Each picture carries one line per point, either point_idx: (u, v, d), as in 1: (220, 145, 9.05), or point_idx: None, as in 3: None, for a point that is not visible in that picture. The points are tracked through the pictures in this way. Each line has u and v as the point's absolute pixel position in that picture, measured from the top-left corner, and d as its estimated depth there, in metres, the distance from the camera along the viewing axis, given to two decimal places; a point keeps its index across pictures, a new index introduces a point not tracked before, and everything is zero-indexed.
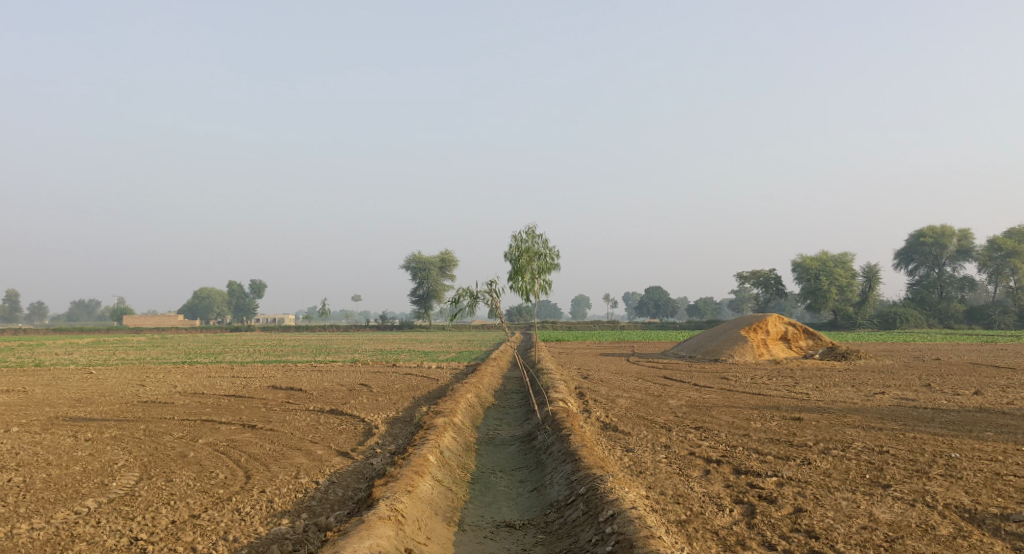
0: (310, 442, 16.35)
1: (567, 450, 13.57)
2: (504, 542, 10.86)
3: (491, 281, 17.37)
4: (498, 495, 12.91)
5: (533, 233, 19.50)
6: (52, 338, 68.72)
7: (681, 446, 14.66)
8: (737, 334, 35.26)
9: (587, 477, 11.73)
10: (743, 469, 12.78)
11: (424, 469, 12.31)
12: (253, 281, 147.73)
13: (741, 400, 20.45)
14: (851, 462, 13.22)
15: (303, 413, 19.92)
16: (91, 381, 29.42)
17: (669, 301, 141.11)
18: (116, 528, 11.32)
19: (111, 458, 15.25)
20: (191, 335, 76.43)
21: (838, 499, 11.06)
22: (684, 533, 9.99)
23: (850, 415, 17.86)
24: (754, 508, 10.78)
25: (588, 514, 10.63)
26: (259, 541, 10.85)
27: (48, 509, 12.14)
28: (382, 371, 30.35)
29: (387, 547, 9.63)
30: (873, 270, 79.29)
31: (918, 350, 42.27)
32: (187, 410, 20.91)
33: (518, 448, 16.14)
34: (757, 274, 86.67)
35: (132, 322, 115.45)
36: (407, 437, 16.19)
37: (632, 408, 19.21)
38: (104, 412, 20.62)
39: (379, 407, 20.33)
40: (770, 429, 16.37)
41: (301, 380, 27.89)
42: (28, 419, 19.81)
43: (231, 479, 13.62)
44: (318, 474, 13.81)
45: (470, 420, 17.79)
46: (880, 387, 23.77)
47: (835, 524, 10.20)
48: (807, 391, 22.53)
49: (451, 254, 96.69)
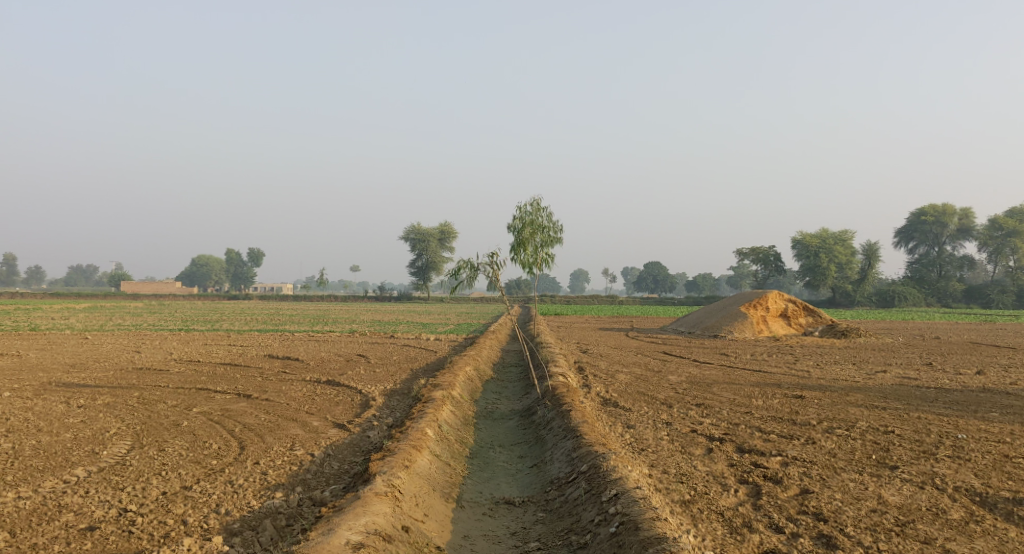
0: (306, 413, 16.09)
1: (568, 426, 13.29)
2: (504, 520, 10.60)
3: (493, 253, 16.95)
4: (497, 471, 12.66)
5: (538, 205, 19.09)
6: (50, 302, 68.31)
7: (682, 423, 14.40)
8: (737, 310, 34.95)
9: (589, 454, 11.44)
10: (747, 447, 12.51)
11: (422, 443, 12.01)
12: (252, 250, 147.20)
13: (742, 377, 20.22)
14: (857, 442, 12.96)
15: (299, 383, 19.67)
16: (87, 347, 29.15)
17: (668, 277, 140.50)
18: (105, 498, 11.05)
19: (103, 426, 14.96)
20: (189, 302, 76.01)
21: (845, 481, 10.80)
22: (688, 514, 9.73)
23: (852, 394, 17.62)
24: (759, 489, 10.53)
25: (589, 492, 10.37)
26: (252, 515, 10.56)
27: (36, 477, 11.85)
28: (380, 342, 30.07)
29: (383, 525, 9.34)
30: (873, 247, 78.86)
31: (917, 329, 41.95)
32: (182, 378, 20.65)
33: (517, 423, 15.88)
34: (757, 251, 86.25)
35: (130, 288, 114.66)
36: (404, 410, 15.91)
37: (632, 383, 18.98)
38: (98, 379, 20.32)
39: (376, 379, 20.07)
40: (771, 406, 16.13)
41: (298, 350, 27.65)
42: (21, 384, 19.54)
43: (225, 450, 13.36)
44: (313, 446, 13.56)
45: (469, 393, 17.52)
46: (881, 366, 23.51)
47: (843, 507, 9.94)
48: (807, 368, 22.28)
49: (451, 226, 96.15)
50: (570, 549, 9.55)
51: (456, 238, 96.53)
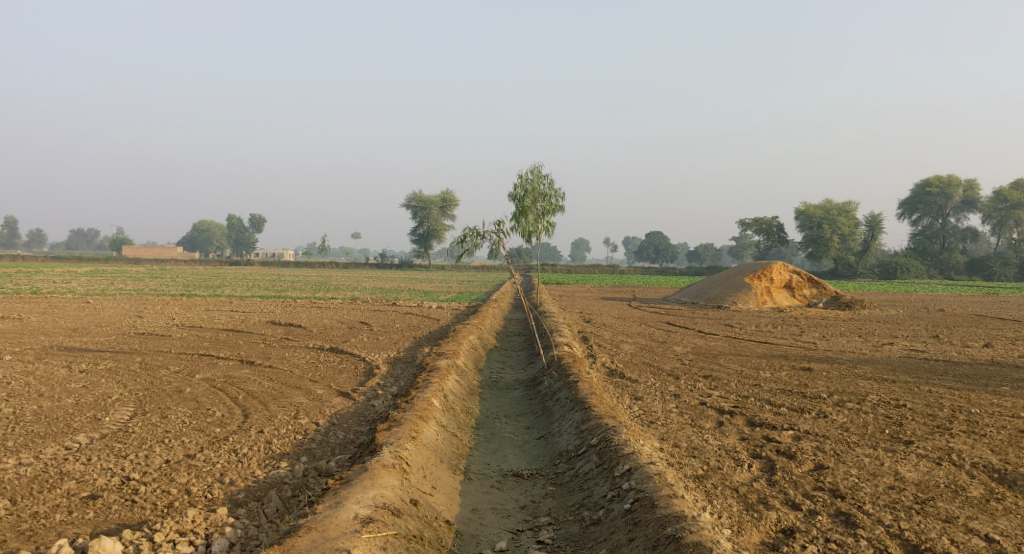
0: (310, 380, 15.91)
1: (575, 397, 13.09)
2: (512, 493, 10.43)
3: (498, 222, 16.62)
4: (504, 442, 12.47)
5: (539, 173, 18.79)
6: (49, 267, 67.78)
7: (691, 395, 14.19)
8: (740, 281, 34.66)
9: (598, 427, 11.25)
10: (758, 421, 12.32)
11: (428, 414, 11.82)
12: (253, 216, 146.70)
13: (748, 349, 20.05)
14: (869, 416, 12.74)
15: (303, 350, 19.50)
16: (88, 311, 28.99)
17: (669, 247, 139.84)
18: (107, 466, 10.88)
19: (105, 391, 14.79)
20: (193, 267, 75.73)
21: (859, 456, 10.60)
22: (702, 490, 9.56)
23: (861, 366, 17.44)
24: (774, 464, 10.35)
25: (601, 467, 10.20)
26: (257, 486, 10.39)
27: (38, 443, 11.69)
28: (382, 310, 29.85)
29: (392, 498, 9.15)
30: (876, 219, 78.35)
31: (919, 300, 41.73)
32: (184, 344, 20.49)
33: (522, 393, 15.70)
34: (758, 221, 85.73)
35: (131, 253, 114.41)
36: (409, 378, 15.74)
37: (637, 354, 18.81)
38: (100, 343, 20.16)
39: (379, 347, 19.91)
40: (780, 379, 15.92)
41: (301, 316, 27.49)
42: (21, 348, 19.36)
43: (228, 418, 13.16)
44: (318, 414, 13.38)
45: (473, 362, 17.33)
46: (887, 338, 23.33)
47: (861, 483, 9.76)
48: (813, 340, 22.09)
49: (452, 194, 95.65)
50: (582, 524, 9.39)
51: (456, 206, 96.04)
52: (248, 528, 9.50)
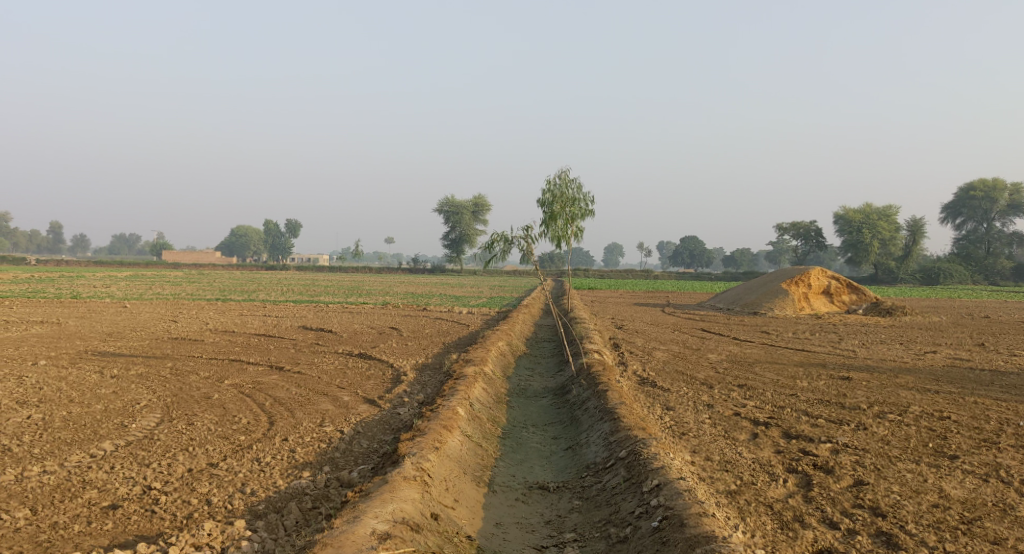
0: (337, 387, 15.75)
1: (604, 407, 12.75)
2: (538, 507, 10.13)
3: (526, 227, 16.34)
4: (530, 453, 12.17)
5: (567, 177, 18.49)
6: (91, 271, 68.69)
7: (725, 405, 13.76)
8: (777, 286, 33.99)
9: (627, 439, 10.90)
10: (794, 433, 11.88)
11: (452, 423, 11.55)
12: (289, 221, 147.96)
13: (785, 357, 19.53)
14: (911, 429, 12.23)
15: (332, 356, 19.37)
16: (124, 315, 29.23)
17: (705, 252, 138.36)
18: (129, 475, 10.76)
19: (134, 397, 14.74)
20: (229, 272, 76.45)
21: (901, 471, 10.13)
22: (735, 507, 9.20)
23: (902, 376, 16.86)
24: (810, 479, 9.93)
25: (629, 481, 9.87)
26: (277, 496, 10.21)
27: (62, 451, 11.61)
28: (413, 315, 29.70)
29: (411, 513, 8.91)
30: (918, 223, 76.74)
31: (963, 307, 40.65)
32: (215, 349, 20.46)
33: (551, 401, 15.40)
34: (796, 225, 84.47)
35: (171, 258, 116.09)
36: (436, 386, 15.50)
37: (670, 362, 18.39)
38: (133, 348, 20.22)
39: (408, 353, 19.71)
40: (818, 389, 15.41)
41: (332, 321, 27.43)
42: (56, 352, 19.47)
43: (254, 426, 13.01)
44: (343, 422, 13.19)
45: (502, 369, 17.04)
46: (931, 346, 22.63)
47: (903, 501, 9.33)
48: (853, 348, 21.49)
49: (485, 199, 95.53)
50: (609, 542, 9.06)
51: (489, 210, 95.91)
52: (266, 541, 9.30)
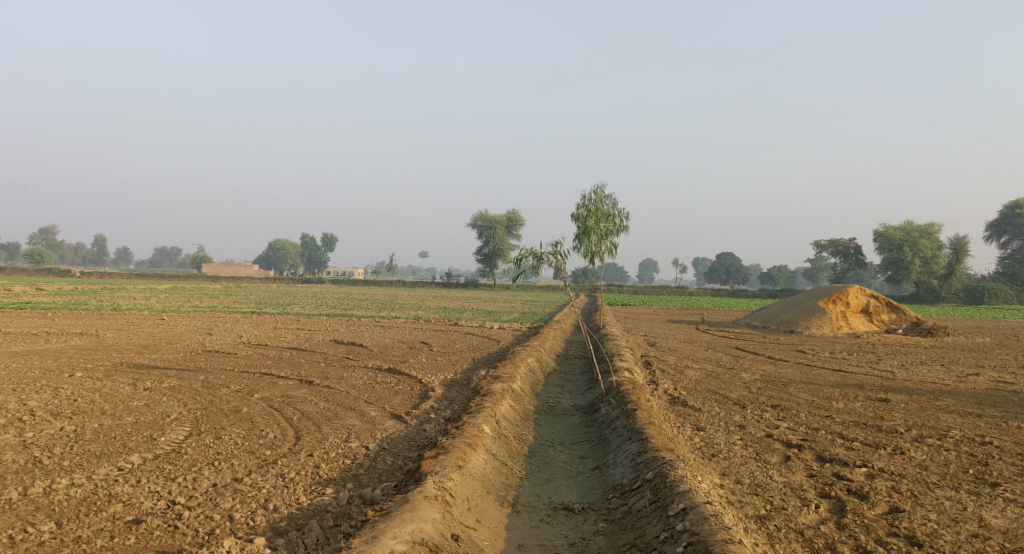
0: (365, 402, 15.67)
1: (633, 427, 12.51)
2: (562, 528, 9.93)
3: (557, 243, 16.19)
4: (556, 472, 11.98)
5: (602, 193, 18.35)
6: (132, 283, 69.69)
7: (757, 427, 13.45)
8: (814, 305, 33.43)
9: (654, 461, 10.67)
10: (828, 456, 11.56)
11: (477, 441, 11.40)
12: (325, 235, 149.34)
13: (821, 377, 19.10)
14: (951, 454, 11.84)
15: (361, 370, 19.33)
16: (161, 327, 29.53)
17: (741, 268, 137.11)
18: (154, 489, 10.76)
19: (165, 410, 14.80)
20: (265, 286, 77.19)
21: (940, 498, 9.79)
22: (764, 533, 8.97)
23: (943, 398, 16.38)
24: (843, 505, 9.64)
25: (655, 505, 9.65)
26: (300, 514, 10.15)
27: (91, 463, 11.65)
28: (445, 330, 29.63)
29: (431, 534, 8.83)
30: (961, 241, 75.27)
31: (1008, 328, 39.66)
32: (247, 362, 20.54)
33: (580, 420, 15.18)
34: (835, 242, 83.27)
35: (209, 270, 117.71)
36: (463, 402, 15.36)
37: (702, 381, 18.07)
38: (167, 360, 20.38)
39: (437, 368, 19.61)
40: (854, 410, 15.02)
41: (364, 335, 27.44)
42: (93, 364, 19.67)
43: (280, 440, 12.97)
44: (369, 438, 13.10)
45: (530, 386, 16.85)
46: (973, 368, 22.04)
47: (940, 530, 9.03)
48: (891, 368, 20.98)
49: (518, 214, 95.42)
50: None
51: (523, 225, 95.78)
52: None
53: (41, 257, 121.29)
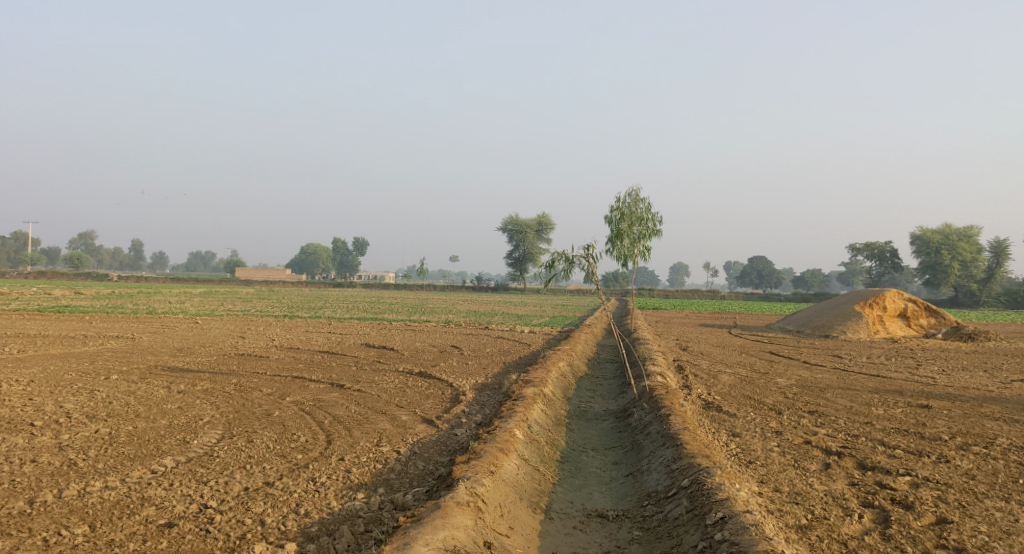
0: (396, 406, 15.58)
1: (667, 433, 12.29)
2: (596, 536, 9.74)
3: (588, 246, 15.97)
4: (589, 478, 11.79)
5: (636, 196, 18.21)
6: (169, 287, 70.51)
7: (795, 433, 13.15)
8: (850, 309, 32.88)
9: (690, 467, 10.44)
10: (870, 464, 11.25)
11: (510, 446, 11.25)
12: (356, 239, 150.15)
13: (859, 382, 18.69)
14: (998, 463, 11.47)
15: (392, 374, 19.26)
16: (195, 331, 29.75)
17: (774, 271, 135.60)
18: (187, 492, 10.72)
19: (198, 413, 14.80)
20: (296, 289, 77.68)
21: (989, 509, 9.47)
22: (806, 543, 8.72)
23: (986, 405, 15.93)
24: (888, 515, 9.35)
25: (692, 513, 9.43)
26: (331, 519, 10.06)
27: (125, 466, 11.65)
28: (476, 333, 29.50)
29: (463, 540, 8.69)
30: (1002, 244, 73.82)
31: None
32: (279, 366, 20.53)
33: (612, 425, 14.95)
34: (870, 246, 81.98)
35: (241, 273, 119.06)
36: (494, 407, 15.20)
37: (736, 386, 17.77)
38: (201, 364, 20.45)
39: (468, 372, 19.49)
40: (895, 417, 14.64)
41: (395, 339, 27.41)
42: (128, 367, 19.79)
43: (312, 444, 12.91)
44: (399, 442, 12.99)
45: (562, 391, 16.65)
46: (1015, 373, 21.48)
47: (991, 542, 8.73)
48: (932, 374, 20.46)
49: (547, 218, 95.19)
50: None
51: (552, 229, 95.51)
52: None
53: (79, 262, 123.38)
